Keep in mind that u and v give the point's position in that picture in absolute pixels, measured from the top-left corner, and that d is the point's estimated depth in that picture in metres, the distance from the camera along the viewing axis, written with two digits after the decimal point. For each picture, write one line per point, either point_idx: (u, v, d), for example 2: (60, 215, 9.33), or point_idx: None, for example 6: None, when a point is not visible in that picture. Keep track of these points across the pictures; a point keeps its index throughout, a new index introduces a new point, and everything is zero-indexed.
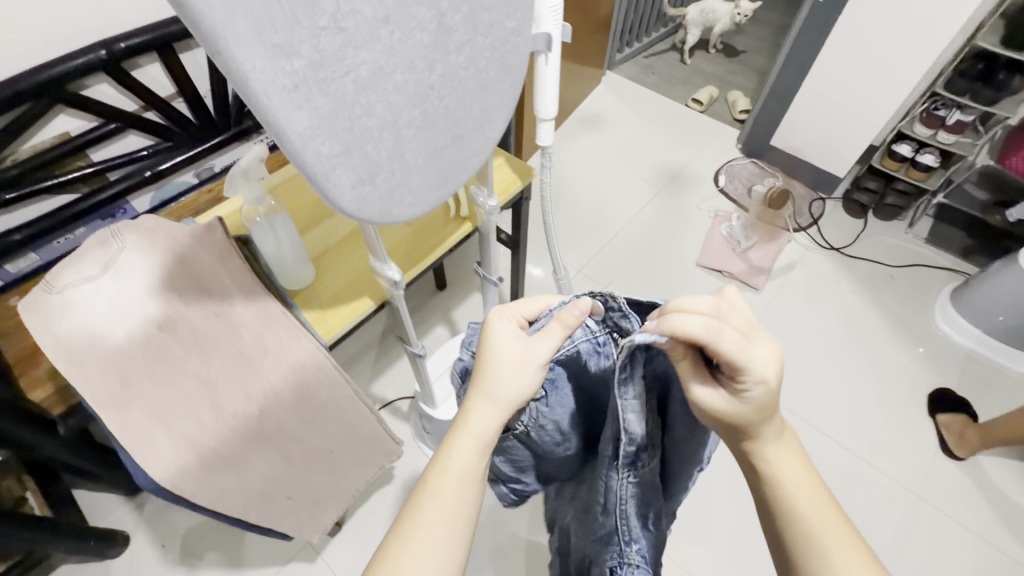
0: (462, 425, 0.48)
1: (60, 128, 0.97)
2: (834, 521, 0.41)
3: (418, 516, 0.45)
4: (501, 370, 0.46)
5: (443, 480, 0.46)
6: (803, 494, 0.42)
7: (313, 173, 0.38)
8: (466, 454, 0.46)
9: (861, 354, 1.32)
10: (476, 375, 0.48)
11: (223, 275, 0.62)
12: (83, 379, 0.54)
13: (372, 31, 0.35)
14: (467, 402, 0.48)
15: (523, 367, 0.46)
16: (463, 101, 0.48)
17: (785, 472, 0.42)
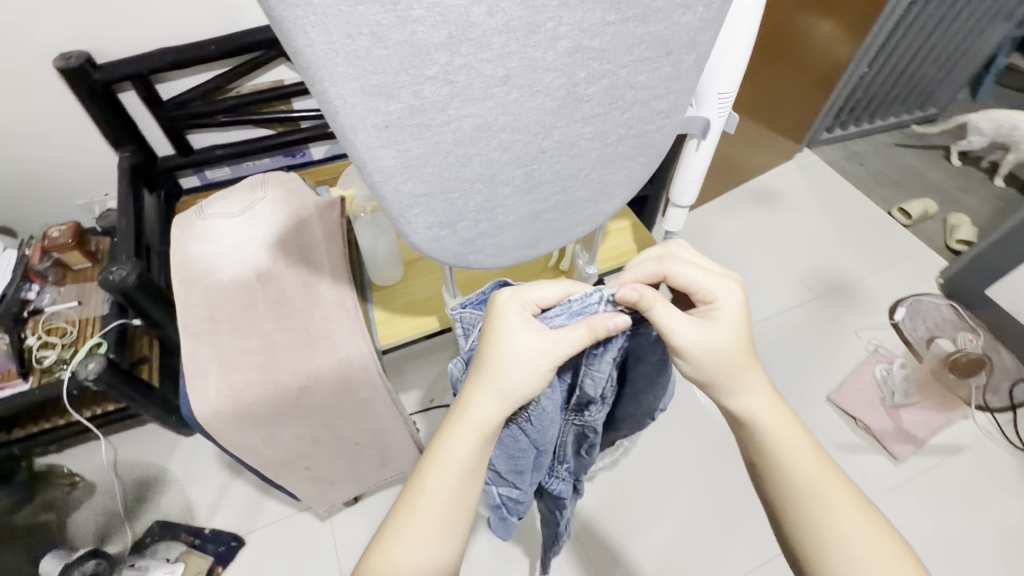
0: (464, 419, 0.44)
1: (277, 75, 1.13)
2: (820, 463, 0.43)
3: (416, 502, 0.43)
4: (510, 368, 0.42)
5: (438, 476, 0.44)
6: (789, 445, 0.44)
7: (390, 206, 0.38)
8: (468, 450, 0.44)
9: None
10: (476, 365, 0.44)
11: (323, 252, 0.66)
12: (184, 301, 0.62)
13: (486, 88, 0.33)
14: (465, 392, 0.44)
15: (532, 368, 0.42)
16: (579, 172, 0.43)
17: (769, 423, 0.44)
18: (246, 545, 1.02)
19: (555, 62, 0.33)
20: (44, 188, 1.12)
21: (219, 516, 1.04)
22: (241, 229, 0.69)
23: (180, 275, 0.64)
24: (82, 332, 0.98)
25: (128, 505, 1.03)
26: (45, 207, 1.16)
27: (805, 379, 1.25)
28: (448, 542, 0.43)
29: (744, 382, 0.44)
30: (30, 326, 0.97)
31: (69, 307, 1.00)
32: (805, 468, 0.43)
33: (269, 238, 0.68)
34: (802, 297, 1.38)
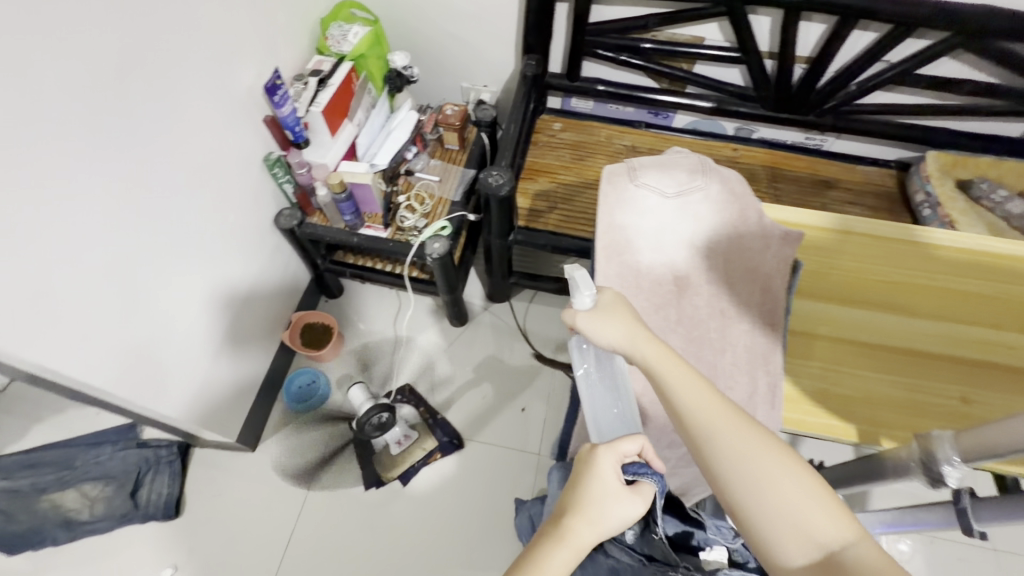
0: (596, 500, 0.47)
1: (702, 33, 1.06)
2: (776, 462, 0.43)
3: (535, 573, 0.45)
4: (608, 500, 0.48)
5: (558, 551, 0.47)
6: (745, 453, 0.43)
7: None
8: (575, 545, 0.47)
9: None
10: (569, 500, 0.48)
11: (755, 289, 0.59)
12: (604, 270, 0.61)
13: None
14: (567, 515, 0.48)
15: (599, 525, 0.47)
16: None
17: (720, 438, 0.45)
18: (463, 448, 1.10)
19: None
20: (449, 62, 1.23)
21: (452, 410, 1.14)
22: (672, 218, 0.63)
23: (603, 241, 0.62)
24: (434, 208, 1.07)
25: (398, 357, 1.20)
26: (437, 78, 1.28)
27: None
28: None
29: (719, 412, 0.46)
30: (402, 184, 1.09)
31: (432, 180, 1.10)
32: (745, 463, 0.43)
33: (696, 241, 0.62)
34: None
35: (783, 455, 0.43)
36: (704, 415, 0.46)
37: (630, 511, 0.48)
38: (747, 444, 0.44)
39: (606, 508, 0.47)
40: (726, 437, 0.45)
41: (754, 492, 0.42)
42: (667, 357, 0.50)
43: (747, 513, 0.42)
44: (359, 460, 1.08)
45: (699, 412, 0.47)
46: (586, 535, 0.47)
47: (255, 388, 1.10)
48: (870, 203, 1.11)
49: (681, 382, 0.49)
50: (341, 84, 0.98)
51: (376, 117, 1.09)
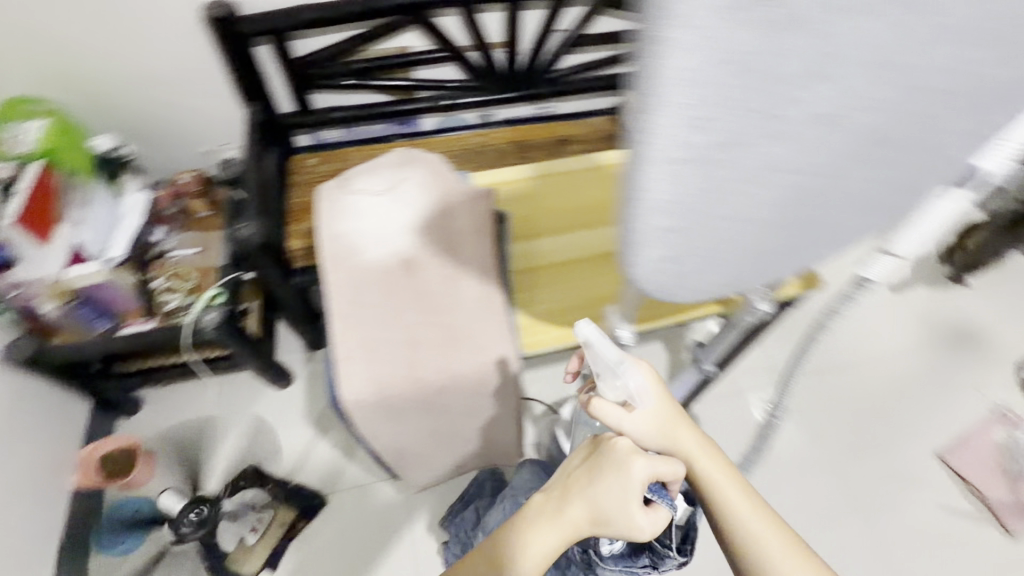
0: (609, 485, 0.54)
1: (405, 42, 1.13)
2: (777, 533, 0.54)
3: (521, 547, 0.54)
4: (611, 478, 0.54)
5: (554, 529, 0.54)
6: (766, 536, 0.53)
7: (634, 237, 0.34)
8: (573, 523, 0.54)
9: None
10: (577, 480, 0.56)
11: (470, 245, 0.64)
12: (334, 277, 0.62)
13: (803, 126, 0.28)
14: (571, 491, 0.55)
15: (600, 508, 0.54)
16: (828, 215, 0.38)
17: (732, 502, 0.56)
18: (327, 503, 1.06)
19: (882, 98, 0.29)
20: (173, 130, 1.16)
21: (304, 472, 1.08)
22: (388, 212, 0.67)
23: (329, 251, 0.64)
24: (200, 281, 1.00)
25: (226, 446, 1.10)
26: (169, 150, 1.20)
27: (907, 429, 1.18)
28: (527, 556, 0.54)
29: (724, 475, 0.58)
30: (156, 268, 1.00)
31: (190, 254, 1.03)
32: (750, 521, 0.54)
33: (415, 225, 0.66)
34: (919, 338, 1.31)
35: (788, 536, 0.54)
36: (717, 479, 0.57)
37: (636, 531, 0.53)
38: (746, 509, 0.55)
39: (613, 518, 0.53)
40: (738, 502, 0.56)
41: (747, 540, 0.54)
42: (666, 413, 0.59)
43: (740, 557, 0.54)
44: (213, 568, 0.98)
45: (710, 476, 0.58)
46: (580, 509, 0.54)
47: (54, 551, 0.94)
48: (602, 147, 1.30)
49: (728, 482, 0.57)
50: (35, 185, 0.88)
51: (102, 209, 0.99)
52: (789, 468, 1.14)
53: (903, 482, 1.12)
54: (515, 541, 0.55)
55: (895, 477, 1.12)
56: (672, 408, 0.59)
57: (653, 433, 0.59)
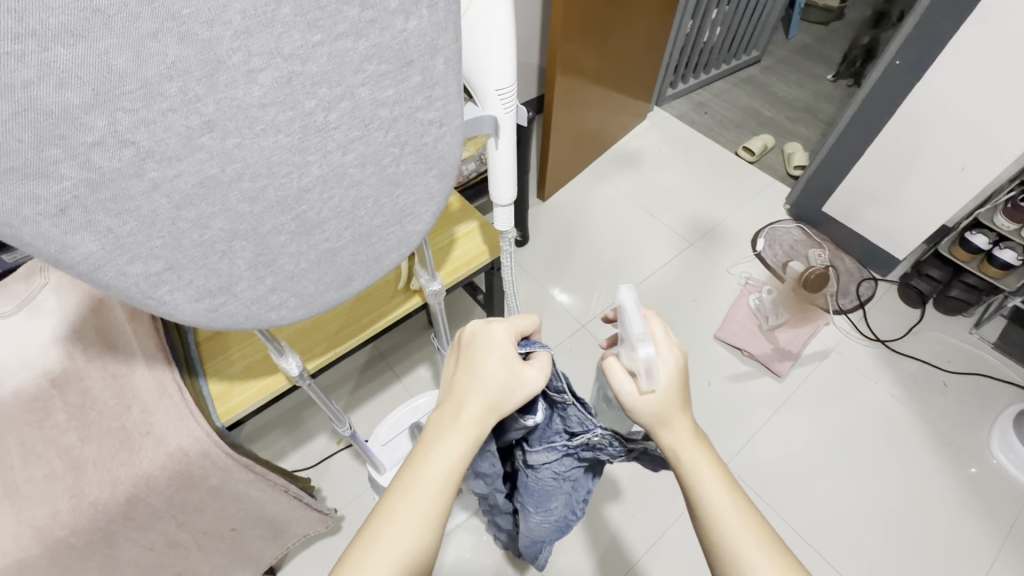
0: (497, 365, 0.53)
1: None
2: (749, 524, 0.51)
3: (421, 466, 0.51)
4: (499, 361, 0.53)
5: (449, 441, 0.52)
6: (733, 528, 0.50)
7: (127, 294, 0.32)
8: (467, 421, 0.52)
9: (882, 453, 1.19)
10: (468, 375, 0.54)
11: (129, 335, 0.57)
12: None
13: (188, 140, 0.28)
14: (466, 388, 0.53)
15: (493, 396, 0.52)
16: (364, 200, 0.39)
17: (711, 491, 0.52)
18: None
19: (271, 97, 0.29)
20: None
21: None
22: (23, 331, 0.58)
23: None
24: None
25: None
26: None
27: (691, 325, 1.38)
28: (433, 474, 0.51)
29: (698, 458, 0.53)
30: None
31: None
32: (728, 517, 0.51)
33: (59, 335, 0.58)
34: (678, 247, 1.53)
35: (768, 537, 0.50)
36: (695, 463, 0.53)
37: (527, 387, 0.53)
38: (721, 497, 0.52)
39: (502, 394, 0.53)
40: (710, 488, 0.52)
41: (714, 530, 0.51)
42: (674, 387, 0.53)
43: (710, 547, 0.51)
44: None
45: (684, 459, 0.53)
46: (471, 405, 0.52)
47: None
48: None
49: (703, 467, 0.53)
50: None
51: None
52: None
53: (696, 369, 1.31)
54: (420, 451, 0.52)
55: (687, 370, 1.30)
56: (679, 399, 0.53)
57: (653, 406, 0.53)
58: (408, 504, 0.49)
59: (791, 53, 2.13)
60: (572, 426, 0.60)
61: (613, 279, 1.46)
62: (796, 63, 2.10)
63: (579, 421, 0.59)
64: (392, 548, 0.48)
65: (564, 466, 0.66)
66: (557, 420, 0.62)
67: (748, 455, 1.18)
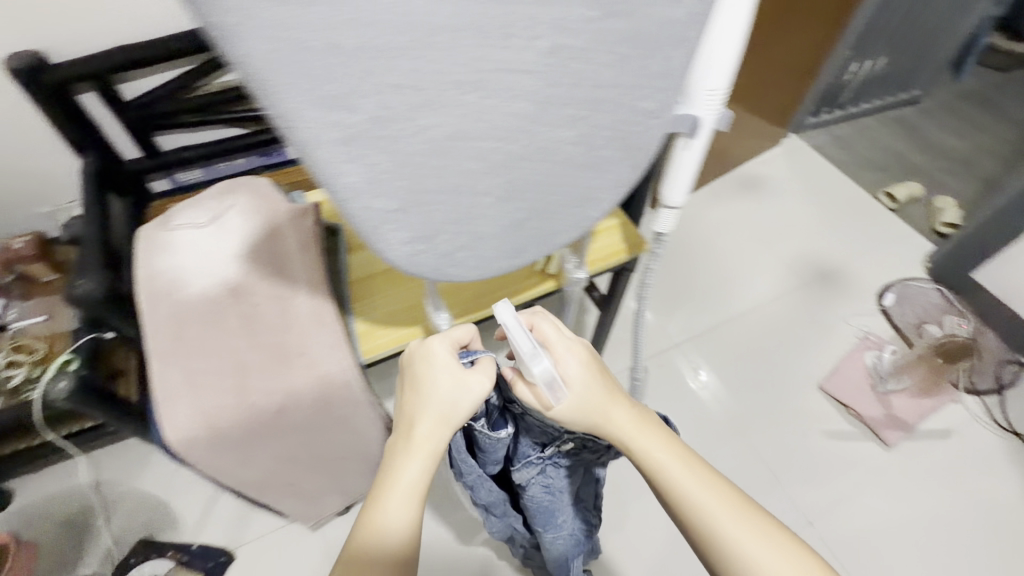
0: (434, 378, 0.53)
1: None
2: (729, 502, 0.49)
3: (387, 492, 0.51)
4: (440, 375, 0.53)
5: (408, 461, 0.52)
6: (722, 513, 0.48)
7: (360, 225, 0.35)
8: (421, 439, 0.52)
9: (996, 559, 1.05)
10: (413, 393, 0.54)
11: (297, 263, 0.63)
12: (150, 317, 0.60)
13: (458, 94, 0.30)
14: (412, 408, 0.54)
15: (444, 411, 0.53)
16: (563, 177, 0.40)
17: (682, 479, 0.50)
18: (234, 558, 1.00)
19: (533, 64, 0.30)
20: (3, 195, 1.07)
21: (204, 531, 1.02)
22: (211, 242, 0.65)
23: (146, 291, 0.62)
24: (49, 349, 0.94)
25: (113, 521, 1.02)
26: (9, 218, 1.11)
27: (793, 369, 1.29)
28: (395, 494, 0.51)
29: (651, 444, 0.52)
30: None
31: (36, 323, 0.96)
32: (703, 497, 0.49)
33: (239, 251, 0.64)
34: (792, 285, 1.43)
35: (749, 513, 0.48)
36: (656, 452, 0.51)
37: (474, 393, 0.54)
38: (698, 484, 0.50)
39: (452, 405, 0.53)
40: (680, 475, 0.50)
41: (700, 518, 0.48)
42: (590, 378, 0.53)
43: (700, 541, 0.49)
44: None
45: (645, 450, 0.52)
46: (422, 422, 0.53)
47: None
48: None
49: (661, 452, 0.51)
50: None
51: None
52: (691, 425, 1.21)
53: (791, 417, 1.22)
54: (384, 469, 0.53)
55: (781, 416, 1.22)
56: (601, 389, 0.53)
57: (581, 406, 0.52)
58: (380, 529, 0.49)
59: (959, 98, 1.91)
60: (538, 436, 0.67)
61: (715, 303, 1.40)
62: (965, 109, 1.88)
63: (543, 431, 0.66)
64: (366, 567, 0.48)
65: (547, 478, 0.73)
66: (527, 435, 0.69)
67: (835, 521, 1.10)
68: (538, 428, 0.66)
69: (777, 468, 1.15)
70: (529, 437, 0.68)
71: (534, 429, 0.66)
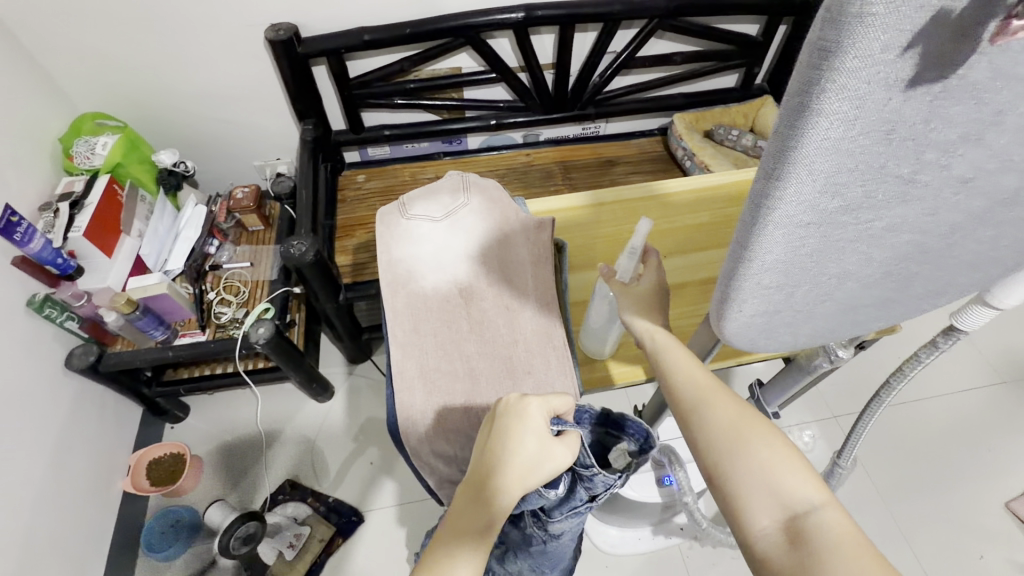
0: (521, 431, 0.48)
1: (457, 63, 1.14)
2: (802, 494, 0.38)
3: (447, 543, 0.44)
4: (528, 432, 0.48)
5: (477, 516, 0.45)
6: (797, 503, 0.37)
7: (731, 294, 0.32)
8: (496, 496, 0.45)
9: None
10: (492, 441, 0.48)
11: (530, 276, 0.63)
12: (391, 303, 0.62)
13: (940, 188, 0.26)
14: (486, 458, 0.48)
15: (521, 472, 0.46)
16: (940, 271, 0.35)
17: (749, 452, 0.40)
18: (365, 521, 1.04)
19: None
20: (228, 145, 1.19)
21: (340, 487, 1.09)
22: (447, 238, 0.67)
23: (387, 276, 0.64)
24: (252, 294, 1.03)
25: (267, 458, 1.11)
26: (228, 166, 1.24)
27: (977, 478, 1.12)
28: (459, 549, 0.43)
29: (714, 404, 0.44)
30: (211, 281, 1.04)
31: (244, 268, 1.06)
32: (759, 474, 0.39)
33: (472, 252, 0.66)
34: (986, 378, 1.24)
35: (827, 509, 0.37)
36: (720, 413, 0.43)
37: (554, 464, 0.48)
38: (762, 457, 0.40)
39: (529, 465, 0.47)
40: (738, 441, 0.41)
41: (749, 493, 0.39)
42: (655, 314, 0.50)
43: (744, 523, 0.39)
44: None
45: (703, 405, 0.44)
46: (499, 477, 0.46)
47: (101, 553, 0.95)
48: (647, 168, 1.27)
49: (721, 411, 0.43)
50: (102, 199, 0.91)
51: (160, 222, 1.02)
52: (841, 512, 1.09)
53: (970, 534, 1.06)
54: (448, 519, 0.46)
55: (956, 531, 1.06)
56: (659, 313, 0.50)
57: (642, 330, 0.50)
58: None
59: None
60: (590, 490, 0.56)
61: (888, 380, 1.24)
62: None
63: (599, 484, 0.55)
64: None
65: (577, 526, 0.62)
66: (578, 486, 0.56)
67: None
68: (601, 482, 0.55)
69: None
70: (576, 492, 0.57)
71: (594, 483, 0.55)
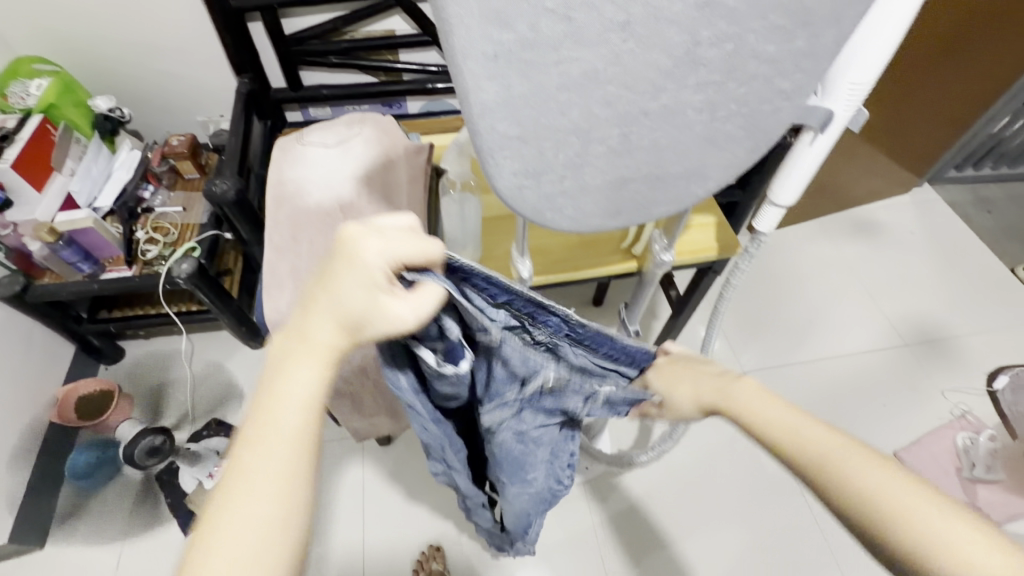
0: (354, 275, 0.36)
1: (390, 26, 1.20)
2: (898, 480, 0.35)
3: (268, 418, 0.35)
4: (356, 272, 0.36)
5: (298, 378, 0.36)
6: (887, 489, 0.35)
7: (481, 146, 0.38)
8: (324, 348, 0.37)
9: None
10: (316, 291, 0.37)
11: (404, 194, 0.70)
12: (274, 215, 0.69)
13: (604, 32, 0.31)
14: (308, 312, 0.37)
15: (356, 323, 0.37)
16: (679, 144, 0.41)
17: (825, 450, 0.38)
18: None
19: (683, 16, 0.32)
20: (168, 98, 1.23)
21: None
22: (335, 160, 0.72)
23: (274, 192, 0.70)
24: (181, 234, 1.08)
25: (196, 397, 1.16)
26: (169, 119, 1.28)
27: (871, 430, 1.19)
28: (283, 422, 0.35)
29: (773, 410, 0.42)
30: (141, 222, 1.08)
31: (175, 211, 1.10)
32: (858, 468, 0.36)
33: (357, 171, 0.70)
34: (889, 342, 1.32)
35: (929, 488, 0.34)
36: (785, 430, 0.40)
37: (396, 317, 0.36)
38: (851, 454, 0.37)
39: (364, 315, 0.36)
40: (821, 449, 0.38)
41: (853, 489, 0.36)
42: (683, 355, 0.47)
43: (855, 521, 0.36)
44: (169, 507, 1.03)
45: (764, 423, 0.41)
46: (323, 331, 0.37)
47: (22, 476, 0.99)
48: None
49: (772, 413, 0.41)
50: (33, 136, 0.95)
51: (93, 163, 1.06)
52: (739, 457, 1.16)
53: None
54: (265, 389, 0.36)
55: None
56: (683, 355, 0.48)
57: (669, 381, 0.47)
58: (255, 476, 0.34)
59: None
60: (513, 368, 0.47)
61: (796, 342, 1.31)
62: None
63: (519, 358, 0.45)
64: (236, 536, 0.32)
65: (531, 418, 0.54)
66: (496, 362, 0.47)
67: None
68: (522, 355, 0.45)
69: (829, 530, 1.07)
70: (498, 373, 0.48)
71: (517, 359, 0.45)
